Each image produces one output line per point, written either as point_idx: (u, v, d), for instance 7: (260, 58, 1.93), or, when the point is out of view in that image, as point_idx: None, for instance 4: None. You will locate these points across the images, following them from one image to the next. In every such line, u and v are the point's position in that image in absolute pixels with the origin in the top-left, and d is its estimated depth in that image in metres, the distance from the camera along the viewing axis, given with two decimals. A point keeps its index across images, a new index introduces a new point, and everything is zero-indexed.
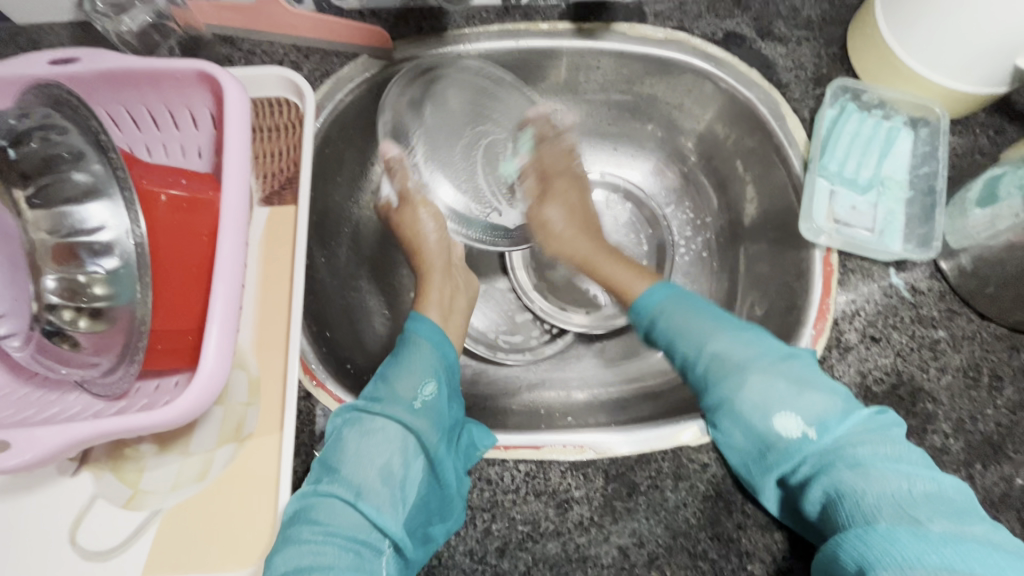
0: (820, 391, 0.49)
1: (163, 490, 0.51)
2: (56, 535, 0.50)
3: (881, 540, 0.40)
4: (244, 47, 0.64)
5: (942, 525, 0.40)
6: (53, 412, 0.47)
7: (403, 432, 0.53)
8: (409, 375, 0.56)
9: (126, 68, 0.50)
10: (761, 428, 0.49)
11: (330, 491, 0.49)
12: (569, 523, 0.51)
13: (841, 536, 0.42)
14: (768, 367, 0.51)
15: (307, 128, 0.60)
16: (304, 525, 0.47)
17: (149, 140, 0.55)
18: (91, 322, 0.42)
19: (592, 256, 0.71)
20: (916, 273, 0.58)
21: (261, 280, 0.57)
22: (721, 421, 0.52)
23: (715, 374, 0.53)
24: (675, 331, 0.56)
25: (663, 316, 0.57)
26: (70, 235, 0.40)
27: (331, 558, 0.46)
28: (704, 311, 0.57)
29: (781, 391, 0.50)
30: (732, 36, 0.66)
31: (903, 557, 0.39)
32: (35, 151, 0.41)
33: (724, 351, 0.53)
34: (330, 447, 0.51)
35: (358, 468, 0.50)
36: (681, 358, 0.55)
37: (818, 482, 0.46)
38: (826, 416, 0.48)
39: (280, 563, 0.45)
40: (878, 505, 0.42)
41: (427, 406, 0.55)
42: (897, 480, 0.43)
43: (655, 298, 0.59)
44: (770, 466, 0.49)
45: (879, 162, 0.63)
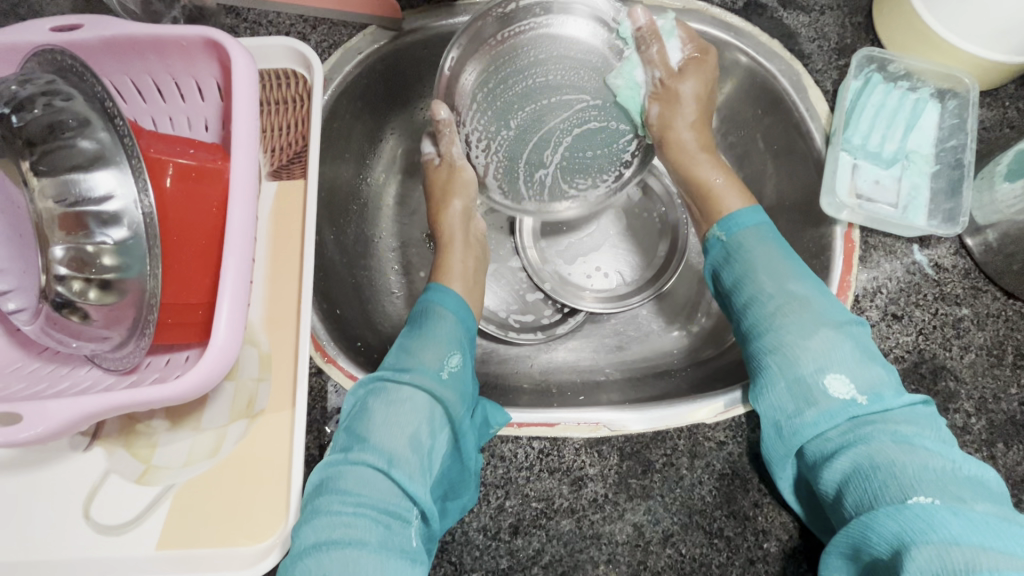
0: (879, 365, 0.48)
1: (176, 466, 0.51)
2: (70, 510, 0.50)
3: (918, 520, 0.39)
4: (250, 18, 0.63)
5: (984, 507, 0.39)
6: (65, 386, 0.47)
7: (431, 402, 0.51)
8: (435, 343, 0.54)
9: (130, 35, 0.48)
10: (811, 383, 0.48)
11: (360, 460, 0.47)
12: (583, 500, 0.51)
13: (872, 517, 0.41)
14: (840, 330, 0.49)
15: (316, 101, 0.58)
16: (333, 496, 0.46)
17: (155, 112, 0.54)
18: (101, 293, 0.41)
19: (690, 154, 0.65)
20: (941, 249, 0.57)
21: (271, 256, 0.56)
22: (771, 370, 0.50)
23: (780, 317, 0.51)
24: (751, 262, 0.54)
25: (743, 245, 0.56)
26: (79, 204, 0.39)
27: (361, 532, 0.44)
28: (786, 253, 0.55)
29: (842, 353, 0.48)
30: (753, 6, 0.64)
31: (945, 536, 0.37)
32: (38, 117, 0.40)
33: (796, 295, 0.52)
34: (357, 416, 0.50)
35: (388, 436, 0.48)
36: (750, 290, 0.53)
37: (851, 451, 0.44)
38: (881, 388, 0.47)
39: (309, 533, 0.44)
40: (916, 479, 0.41)
41: (453, 376, 0.53)
42: (941, 460, 0.42)
43: (750, 220, 0.57)
44: (806, 424, 0.47)
45: (905, 136, 0.60)
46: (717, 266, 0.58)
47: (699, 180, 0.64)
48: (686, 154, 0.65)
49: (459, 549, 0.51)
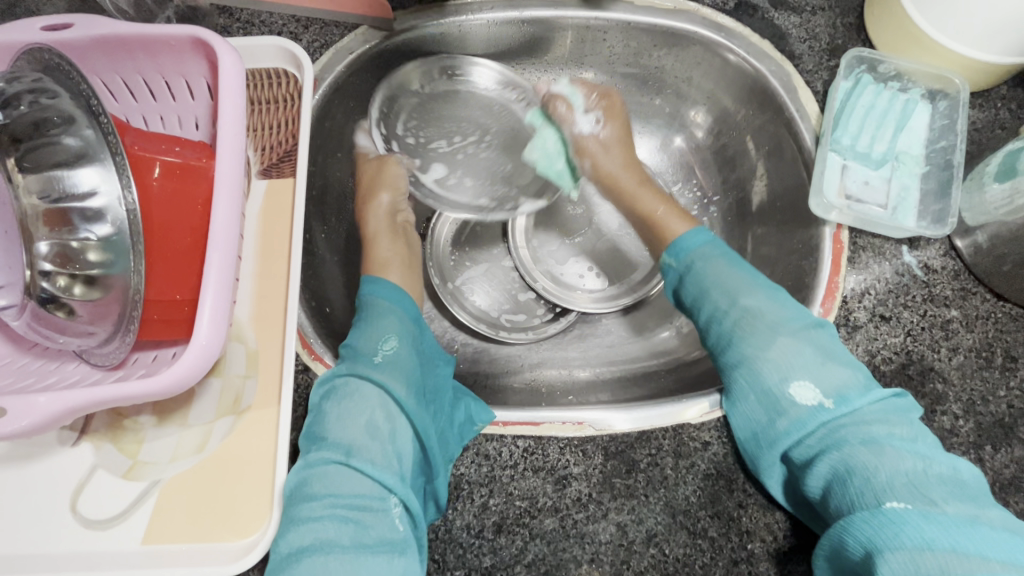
0: (840, 362, 0.49)
1: (162, 461, 0.52)
2: (57, 504, 0.50)
3: (892, 526, 0.41)
4: (243, 17, 0.63)
5: (954, 508, 0.41)
6: (51, 381, 0.47)
7: (376, 390, 0.52)
8: (372, 332, 0.56)
9: (120, 34, 0.48)
10: (777, 394, 0.49)
11: (319, 460, 0.48)
12: (567, 499, 0.51)
13: (848, 522, 0.43)
14: (797, 338, 0.50)
15: (306, 100, 0.59)
16: (303, 503, 0.47)
17: (145, 110, 0.54)
18: (85, 289, 0.42)
19: (620, 180, 0.70)
20: (931, 250, 0.57)
21: (259, 254, 0.57)
22: (737, 383, 0.51)
23: (742, 330, 0.52)
24: (707, 280, 0.56)
25: (697, 265, 0.58)
26: (62, 201, 0.40)
27: (332, 534, 0.46)
28: (742, 266, 0.56)
29: (800, 359, 0.50)
30: (744, 6, 0.64)
31: (918, 542, 0.40)
32: (23, 114, 0.40)
33: (749, 307, 0.53)
34: (310, 419, 0.51)
35: (340, 430, 0.50)
36: (709, 308, 0.55)
37: (828, 458, 0.46)
38: (845, 388, 0.48)
39: (284, 543, 0.46)
40: (890, 486, 0.43)
41: (391, 359, 0.55)
42: (913, 461, 0.44)
43: (694, 243, 0.60)
44: (779, 434, 0.48)
45: (894, 137, 0.60)
46: (676, 289, 0.60)
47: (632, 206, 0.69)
48: (623, 183, 0.70)
49: (443, 547, 0.50)
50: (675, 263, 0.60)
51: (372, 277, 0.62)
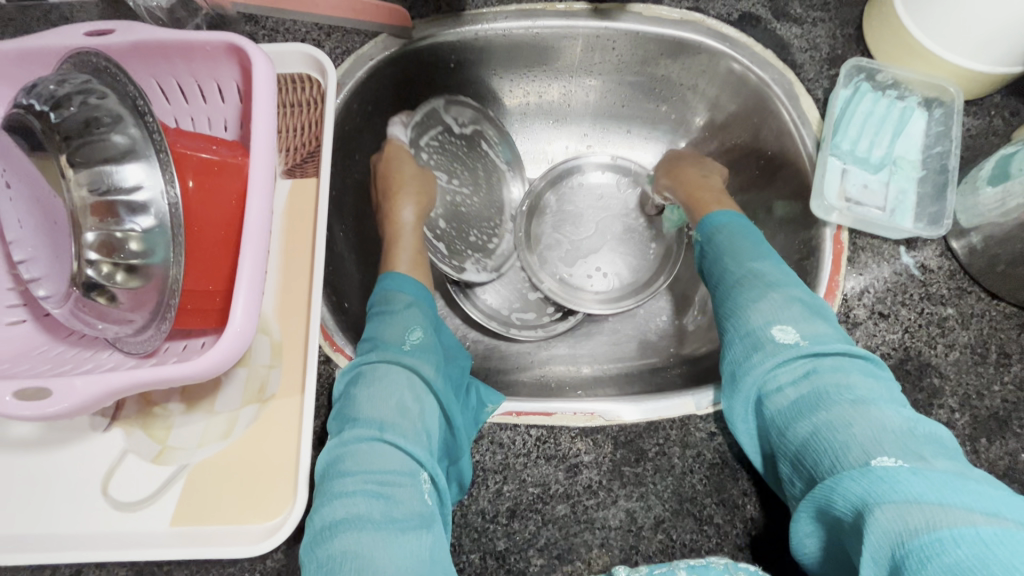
0: (830, 324, 0.51)
1: (190, 446, 0.54)
2: (90, 487, 0.52)
3: (880, 481, 0.39)
4: (267, 25, 0.66)
5: (943, 466, 0.40)
6: (88, 367, 0.50)
7: (406, 371, 0.54)
8: (397, 322, 0.58)
9: (158, 39, 0.51)
10: (759, 335, 0.51)
11: (353, 437, 0.49)
12: (578, 486, 0.53)
13: (835, 481, 0.42)
14: (792, 297, 0.53)
15: (329, 104, 0.62)
16: (335, 479, 0.47)
17: (178, 112, 0.57)
18: (127, 276, 0.44)
19: (696, 176, 0.71)
20: (928, 251, 0.59)
21: (284, 249, 0.59)
22: (729, 334, 0.54)
23: (744, 285, 0.55)
24: (722, 249, 0.60)
25: (718, 233, 0.61)
26: (109, 192, 0.42)
27: (365, 508, 0.45)
28: (754, 239, 0.60)
29: (791, 313, 0.51)
30: (748, 17, 0.67)
31: (904, 494, 0.38)
32: (74, 114, 0.42)
33: (756, 270, 0.56)
34: (343, 403, 0.52)
35: (372, 409, 0.50)
36: (724, 269, 0.58)
37: (812, 415, 0.46)
38: (825, 337, 0.49)
39: (318, 519, 0.46)
40: (874, 439, 0.42)
41: (418, 346, 0.56)
42: (893, 416, 0.44)
43: (723, 218, 0.62)
44: (757, 367, 0.50)
45: (892, 142, 0.63)
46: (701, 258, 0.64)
47: (696, 195, 0.69)
48: (695, 180, 0.70)
49: (459, 531, 0.53)
50: (701, 237, 0.64)
51: (392, 273, 0.64)
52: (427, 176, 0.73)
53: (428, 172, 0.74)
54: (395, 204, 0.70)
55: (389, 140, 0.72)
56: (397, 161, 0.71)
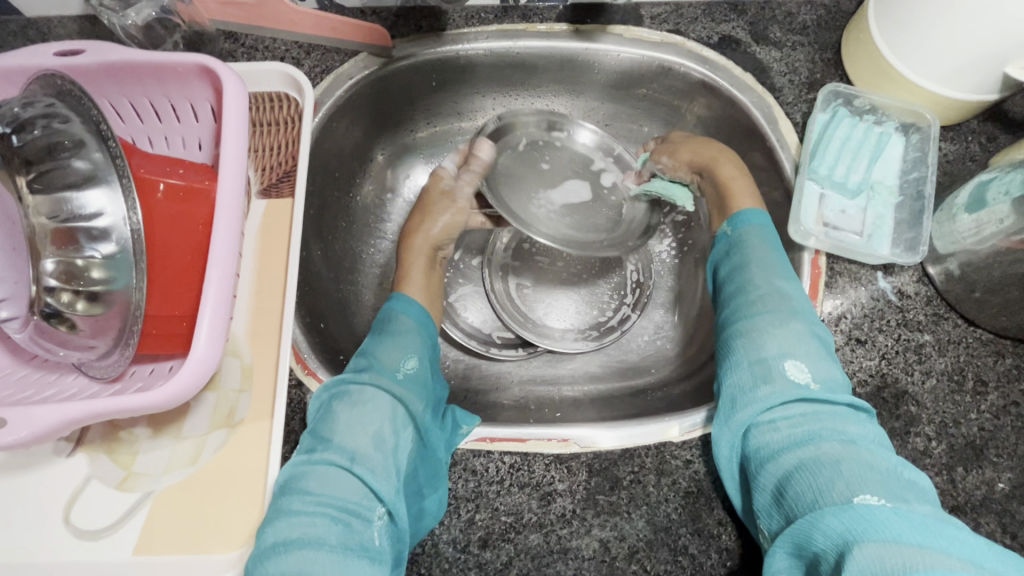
0: (833, 365, 0.51)
1: (156, 472, 0.53)
2: (51, 515, 0.51)
3: (860, 519, 0.38)
4: (247, 42, 0.66)
5: (924, 509, 0.39)
6: (50, 394, 0.49)
7: (391, 401, 0.54)
8: (394, 348, 0.58)
9: (129, 60, 0.51)
10: (771, 365, 0.50)
11: (323, 458, 0.48)
12: (552, 514, 0.52)
13: (817, 518, 0.40)
14: (808, 327, 0.52)
15: (306, 123, 0.61)
16: (295, 495, 0.47)
17: (151, 131, 0.56)
18: (87, 304, 0.43)
19: (720, 154, 0.66)
20: (904, 276, 0.59)
21: (256, 271, 0.59)
22: (736, 355, 0.52)
23: (760, 307, 0.53)
24: (750, 257, 0.57)
25: (744, 240, 0.59)
26: (70, 220, 0.41)
27: (322, 532, 0.45)
28: (783, 258, 0.57)
29: (807, 348, 0.51)
30: (727, 40, 0.67)
31: (886, 533, 0.37)
32: (36, 138, 0.42)
33: (781, 291, 0.54)
34: (320, 420, 0.52)
35: (350, 434, 0.50)
36: (748, 280, 0.56)
37: (799, 449, 0.45)
38: (834, 385, 0.49)
39: (270, 533, 0.45)
40: (859, 478, 0.41)
41: (409, 377, 0.57)
42: (883, 460, 0.43)
43: (756, 218, 0.60)
44: (760, 401, 0.49)
45: (869, 167, 0.62)
46: (719, 259, 0.61)
47: (727, 179, 0.64)
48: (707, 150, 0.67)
49: (429, 561, 0.51)
50: (731, 231, 0.61)
51: (402, 296, 0.64)
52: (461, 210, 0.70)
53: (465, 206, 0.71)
54: (419, 224, 0.70)
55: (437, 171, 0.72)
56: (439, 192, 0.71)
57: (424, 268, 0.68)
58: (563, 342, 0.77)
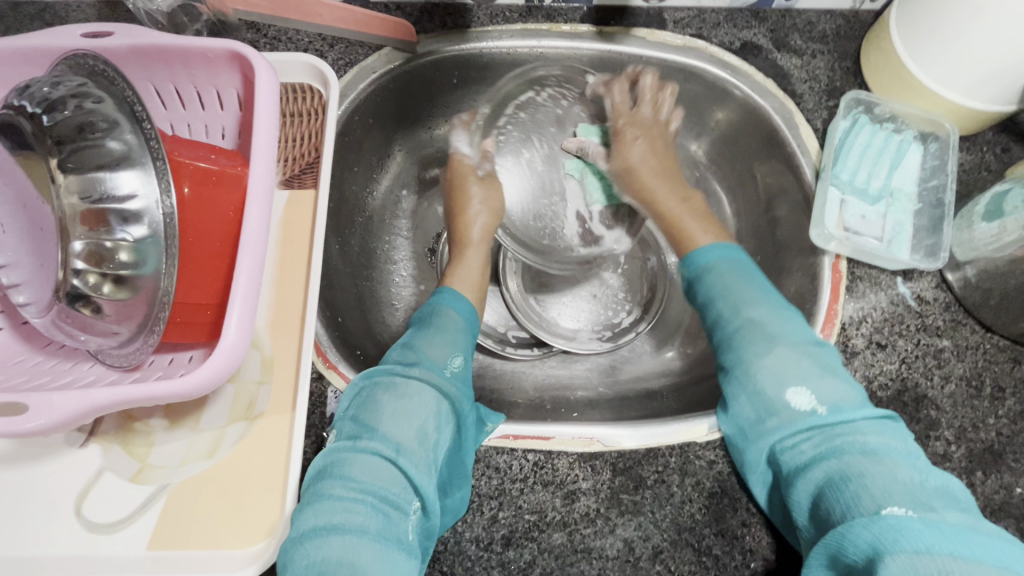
0: (840, 381, 0.49)
1: (172, 465, 0.51)
2: (62, 507, 0.50)
3: (891, 529, 0.39)
4: (269, 34, 0.66)
5: (953, 516, 0.40)
6: (67, 380, 0.47)
7: (437, 397, 0.53)
8: (442, 343, 0.57)
9: (158, 44, 0.50)
10: (772, 397, 0.49)
11: (367, 447, 0.48)
12: (576, 513, 0.52)
13: (846, 528, 0.41)
14: (798, 346, 0.51)
15: (330, 114, 0.61)
16: (337, 481, 0.46)
17: (175, 118, 0.56)
18: (114, 288, 0.42)
19: (665, 202, 0.66)
20: (923, 282, 0.60)
21: (278, 262, 0.58)
22: (733, 387, 0.52)
23: (742, 338, 0.53)
24: (719, 289, 0.57)
25: (713, 272, 0.58)
26: (103, 200, 0.40)
27: (362, 519, 0.44)
28: (754, 279, 0.57)
29: (802, 369, 0.50)
30: (749, 46, 0.68)
31: (915, 543, 0.37)
32: (69, 118, 0.41)
33: (754, 319, 0.54)
34: (363, 407, 0.51)
35: (394, 426, 0.49)
36: (715, 315, 0.56)
37: (821, 463, 0.45)
38: (842, 403, 0.48)
39: (310, 517, 0.44)
40: (885, 489, 0.41)
41: (455, 376, 0.56)
42: (906, 469, 0.43)
43: (712, 254, 0.59)
44: (769, 432, 0.49)
45: (889, 174, 0.64)
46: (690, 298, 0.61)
47: (680, 229, 0.65)
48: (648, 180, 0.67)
49: (452, 560, 0.51)
50: (688, 273, 0.61)
51: (447, 291, 0.64)
52: (495, 186, 0.71)
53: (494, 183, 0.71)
54: (463, 219, 0.71)
55: (455, 156, 0.72)
56: (462, 175, 0.71)
57: (479, 265, 0.71)
58: (578, 342, 0.77)
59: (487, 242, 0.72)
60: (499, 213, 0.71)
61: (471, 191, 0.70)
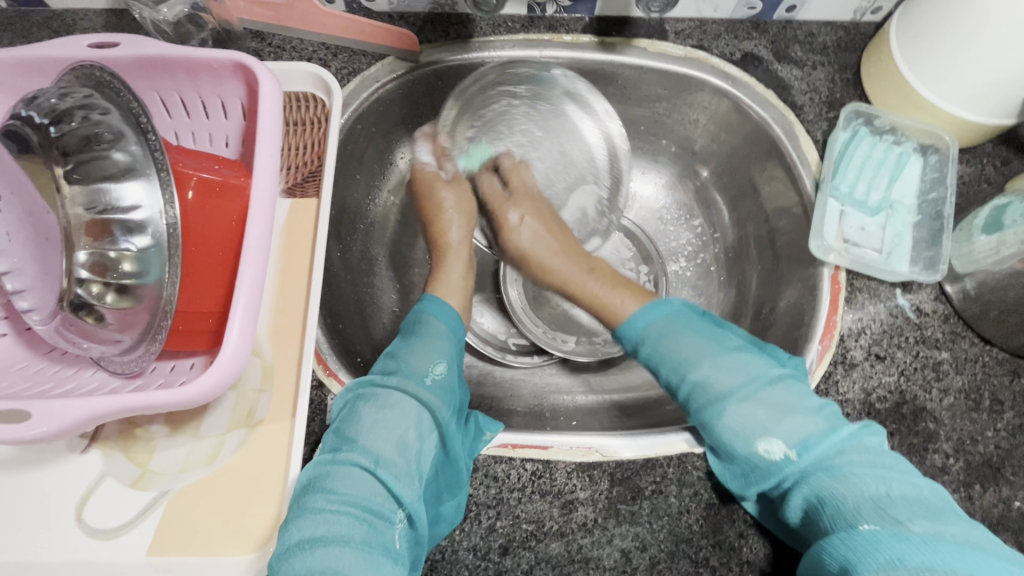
0: (802, 413, 0.49)
1: (172, 472, 0.52)
2: (63, 513, 0.50)
3: (865, 544, 0.41)
4: (275, 42, 0.66)
5: (923, 526, 0.41)
6: (70, 387, 0.48)
7: (416, 406, 0.53)
8: (422, 350, 0.57)
9: (163, 55, 0.51)
10: (741, 450, 0.49)
11: (347, 459, 0.48)
12: (573, 523, 0.52)
13: (826, 541, 0.43)
14: (750, 396, 0.50)
15: (334, 123, 0.61)
16: (319, 493, 0.47)
17: (179, 127, 0.56)
18: (117, 297, 0.42)
19: (571, 277, 0.64)
20: (922, 294, 0.60)
21: (280, 269, 0.58)
22: (706, 439, 0.52)
23: (696, 403, 0.51)
24: (658, 357, 0.54)
25: (649, 341, 0.55)
26: (107, 211, 0.41)
27: (346, 529, 0.45)
28: (694, 333, 0.54)
29: (764, 417, 0.49)
30: (750, 58, 0.68)
31: (887, 557, 0.40)
32: (75, 129, 0.42)
33: (703, 381, 0.51)
34: (345, 420, 0.51)
35: (375, 438, 0.50)
36: (665, 382, 0.54)
37: (800, 489, 0.47)
38: (808, 436, 0.48)
39: (294, 531, 0.45)
40: (862, 506, 0.43)
41: (437, 383, 0.55)
42: (878, 486, 0.44)
43: (645, 319, 0.56)
44: (750, 481, 0.49)
45: (889, 186, 0.65)
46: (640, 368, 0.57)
47: (602, 307, 0.61)
48: (566, 277, 0.65)
49: (449, 568, 0.51)
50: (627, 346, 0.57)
51: (432, 297, 0.63)
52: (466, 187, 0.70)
53: (464, 183, 0.70)
54: (440, 224, 0.69)
55: (420, 168, 0.69)
56: (429, 186, 0.69)
57: (462, 269, 0.68)
58: (577, 351, 0.77)
59: (467, 244, 0.70)
60: (473, 213, 0.70)
61: (443, 197, 0.68)
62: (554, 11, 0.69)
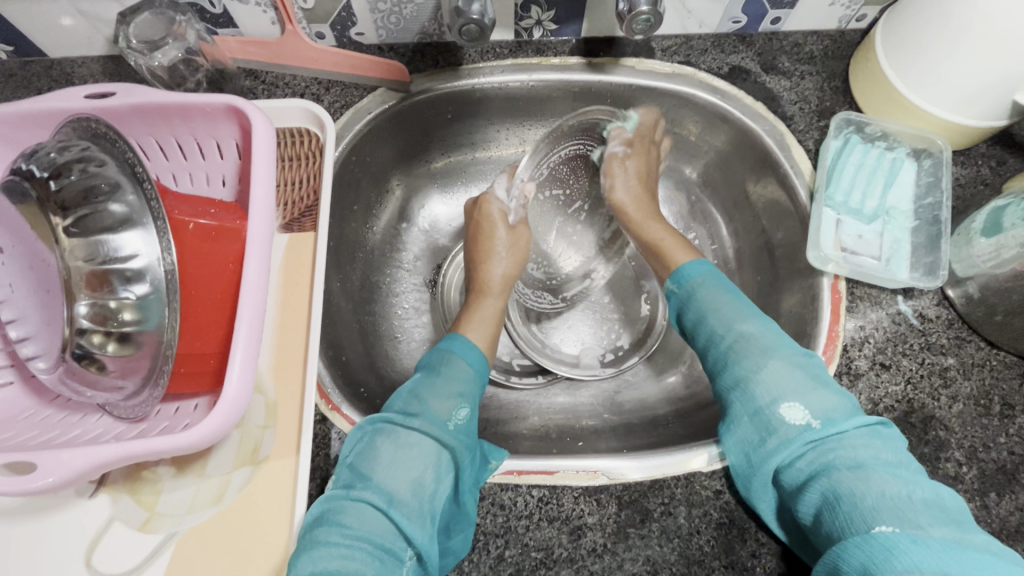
0: (829, 393, 0.48)
1: (179, 513, 0.52)
2: (71, 560, 0.50)
3: (881, 549, 0.39)
4: (267, 80, 0.67)
5: (941, 531, 0.39)
6: (76, 434, 0.48)
7: (437, 448, 0.51)
8: (447, 393, 0.55)
9: (157, 102, 0.52)
10: (767, 416, 0.48)
11: (361, 497, 0.47)
12: (583, 549, 0.52)
13: (841, 548, 0.40)
14: (786, 360, 0.50)
15: (328, 157, 0.62)
16: (332, 527, 0.46)
17: (176, 169, 0.57)
18: (119, 345, 0.43)
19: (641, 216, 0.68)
20: (924, 300, 0.60)
21: (280, 303, 0.59)
22: (731, 410, 0.50)
23: (734, 354, 0.51)
24: (707, 306, 0.55)
25: (698, 290, 0.57)
26: (105, 262, 0.42)
27: (358, 564, 0.44)
28: (737, 293, 0.56)
29: (793, 381, 0.48)
30: (738, 71, 0.69)
31: (906, 564, 0.37)
32: (73, 183, 0.42)
33: (744, 333, 0.52)
34: (362, 454, 0.50)
35: (390, 476, 0.48)
36: (704, 332, 0.55)
37: (816, 482, 0.44)
38: (833, 413, 0.47)
39: (305, 565, 0.44)
40: (877, 507, 0.41)
41: (460, 428, 0.53)
42: (896, 485, 0.42)
43: (697, 269, 0.59)
44: (771, 455, 0.47)
45: (884, 193, 0.64)
46: (679, 318, 0.59)
47: (659, 247, 0.65)
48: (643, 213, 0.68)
49: None
50: (675, 288, 0.60)
51: (459, 339, 0.61)
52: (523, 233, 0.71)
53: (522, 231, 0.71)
54: (483, 264, 0.69)
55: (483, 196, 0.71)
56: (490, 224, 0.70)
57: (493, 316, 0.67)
58: (581, 369, 0.75)
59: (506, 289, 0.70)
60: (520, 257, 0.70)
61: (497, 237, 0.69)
62: (541, 35, 0.69)
